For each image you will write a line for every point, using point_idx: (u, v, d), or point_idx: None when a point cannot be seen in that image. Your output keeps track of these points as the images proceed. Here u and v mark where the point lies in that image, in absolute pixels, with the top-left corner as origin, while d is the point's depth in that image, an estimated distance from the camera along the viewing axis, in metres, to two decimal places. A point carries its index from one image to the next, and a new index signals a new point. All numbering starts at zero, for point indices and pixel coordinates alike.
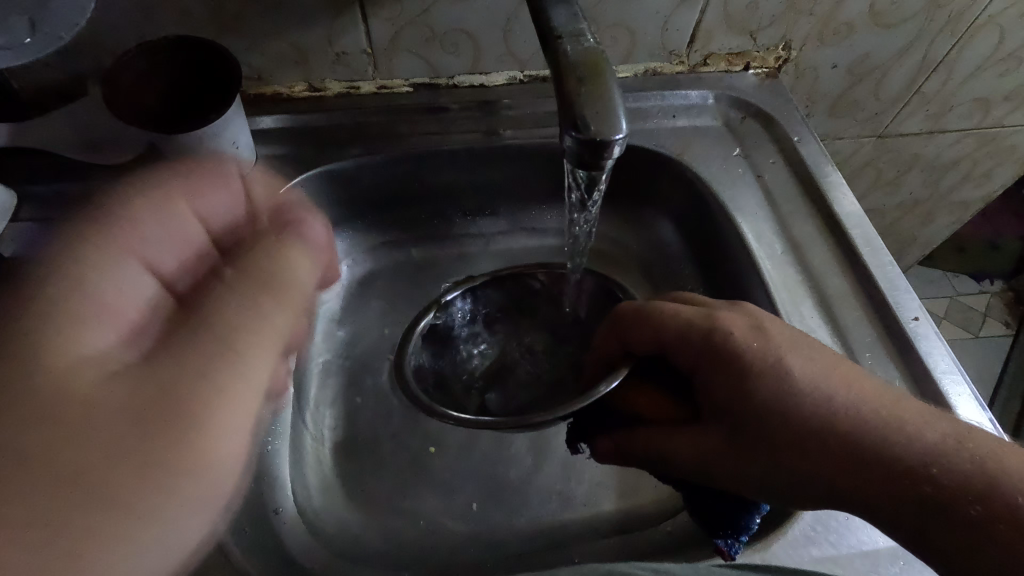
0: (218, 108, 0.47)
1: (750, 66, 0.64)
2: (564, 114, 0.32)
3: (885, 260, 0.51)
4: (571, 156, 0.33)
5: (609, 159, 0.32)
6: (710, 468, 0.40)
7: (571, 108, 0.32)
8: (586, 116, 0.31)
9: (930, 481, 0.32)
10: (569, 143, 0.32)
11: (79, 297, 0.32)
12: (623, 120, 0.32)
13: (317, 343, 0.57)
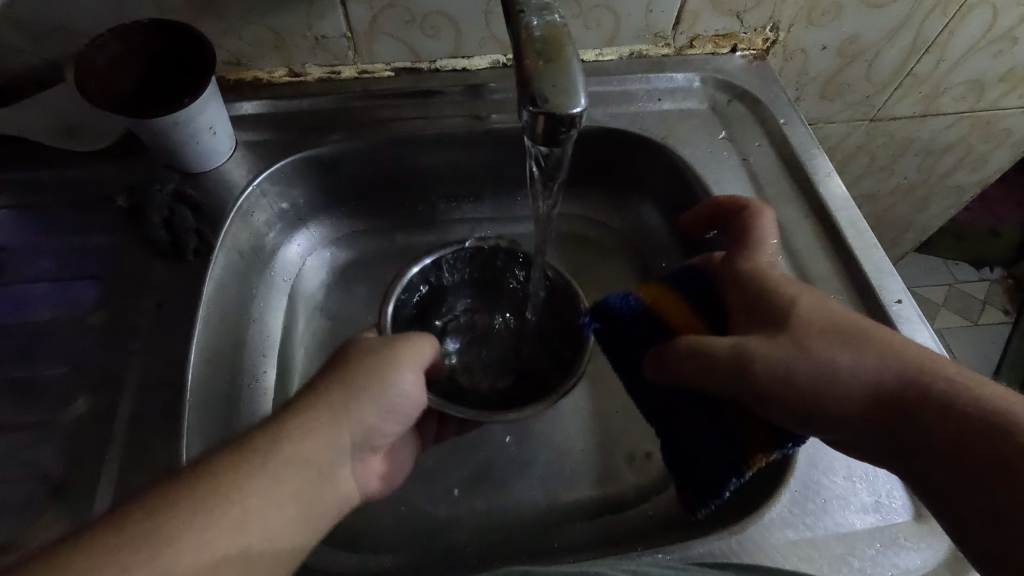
0: (192, 92, 0.46)
1: (737, 48, 0.63)
2: (522, 88, 0.32)
3: (869, 243, 0.51)
4: (531, 130, 0.32)
5: (569, 133, 0.32)
6: (758, 387, 0.37)
7: (530, 82, 0.31)
8: (543, 91, 0.31)
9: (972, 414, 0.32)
10: (527, 117, 0.31)
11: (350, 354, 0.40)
12: (582, 92, 0.31)
13: (299, 331, 0.56)
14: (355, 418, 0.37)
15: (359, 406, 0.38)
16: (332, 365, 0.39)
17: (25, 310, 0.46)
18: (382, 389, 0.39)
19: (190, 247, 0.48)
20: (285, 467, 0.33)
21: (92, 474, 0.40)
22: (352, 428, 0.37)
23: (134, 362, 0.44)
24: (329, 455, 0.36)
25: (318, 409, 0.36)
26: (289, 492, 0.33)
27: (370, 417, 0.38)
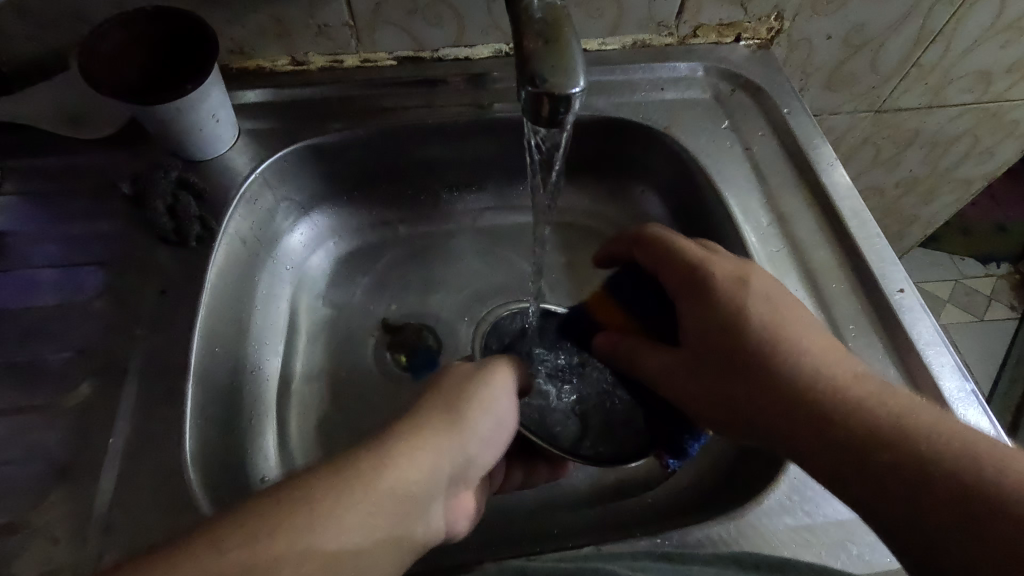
0: (195, 78, 0.46)
1: (741, 37, 0.63)
2: (522, 69, 0.32)
3: (872, 233, 0.50)
4: (530, 111, 0.32)
5: (569, 113, 0.32)
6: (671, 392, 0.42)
7: (529, 64, 0.31)
8: (543, 70, 0.31)
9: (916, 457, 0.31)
10: (527, 96, 0.31)
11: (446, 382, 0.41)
12: (580, 76, 0.31)
13: (302, 319, 0.57)
14: (445, 446, 0.37)
15: (451, 432, 0.38)
16: (429, 395, 0.40)
17: (29, 296, 0.47)
18: (472, 415, 0.39)
19: (193, 234, 0.48)
20: (380, 483, 0.33)
21: (96, 457, 0.40)
22: (449, 458, 0.37)
23: (137, 347, 0.44)
24: (418, 486, 0.35)
25: (413, 431, 0.37)
26: (372, 515, 0.32)
27: (463, 445, 0.38)
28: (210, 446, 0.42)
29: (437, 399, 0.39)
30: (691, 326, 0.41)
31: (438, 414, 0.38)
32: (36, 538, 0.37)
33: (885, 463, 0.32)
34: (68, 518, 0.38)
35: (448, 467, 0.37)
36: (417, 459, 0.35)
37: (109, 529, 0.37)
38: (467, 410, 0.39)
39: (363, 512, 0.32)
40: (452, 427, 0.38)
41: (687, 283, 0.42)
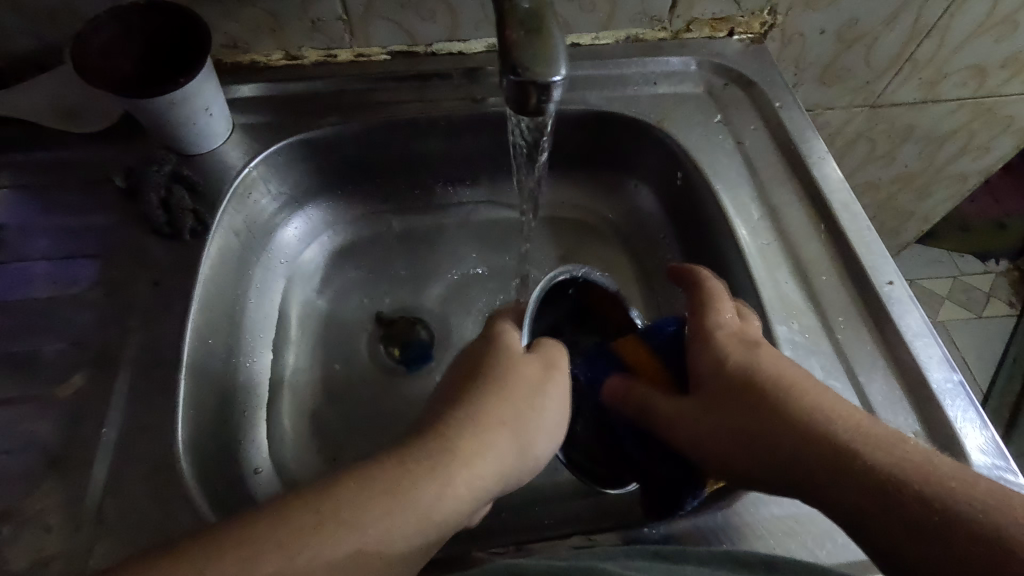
0: (186, 72, 0.46)
1: (734, 31, 0.63)
2: (504, 58, 0.32)
3: (862, 225, 0.51)
4: (512, 100, 0.33)
5: (550, 101, 0.32)
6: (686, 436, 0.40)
7: (512, 53, 0.32)
8: (523, 59, 0.31)
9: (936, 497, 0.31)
10: (508, 86, 0.32)
11: (511, 388, 0.37)
12: (562, 65, 0.32)
13: (295, 312, 0.57)
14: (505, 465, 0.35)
15: (512, 452, 0.35)
16: (488, 396, 0.37)
17: (24, 288, 0.47)
18: (533, 432, 0.37)
19: (186, 227, 0.48)
20: (439, 513, 0.32)
21: (89, 447, 0.40)
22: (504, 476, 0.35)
23: (130, 339, 0.45)
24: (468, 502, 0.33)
25: (476, 452, 0.34)
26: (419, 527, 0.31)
27: (522, 465, 0.36)
28: (202, 436, 0.42)
29: (497, 409, 0.36)
30: (704, 365, 0.41)
31: (499, 429, 0.35)
32: (28, 525, 0.38)
33: (913, 510, 0.31)
34: (60, 506, 0.38)
35: (502, 484, 0.35)
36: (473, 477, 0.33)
37: (100, 517, 0.38)
38: (528, 426, 0.37)
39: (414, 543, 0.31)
40: (514, 446, 0.35)
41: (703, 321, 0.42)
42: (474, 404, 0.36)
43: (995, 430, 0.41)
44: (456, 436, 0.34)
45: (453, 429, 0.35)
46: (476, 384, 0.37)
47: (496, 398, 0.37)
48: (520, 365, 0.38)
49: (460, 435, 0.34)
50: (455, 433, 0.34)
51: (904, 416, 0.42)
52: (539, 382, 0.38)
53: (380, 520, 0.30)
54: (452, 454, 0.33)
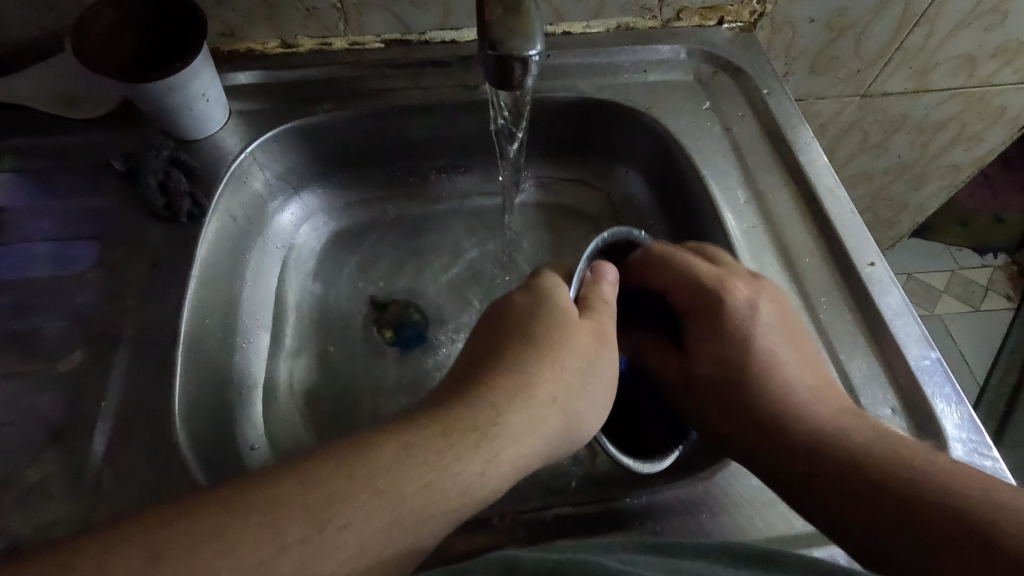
0: (183, 58, 0.47)
1: (724, 20, 0.64)
2: (481, 33, 0.35)
3: (845, 208, 0.51)
4: (489, 72, 0.35)
5: (524, 75, 0.35)
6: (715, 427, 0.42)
7: (489, 29, 0.34)
8: (499, 36, 0.34)
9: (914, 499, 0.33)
10: (485, 60, 0.35)
11: (558, 357, 0.38)
12: (538, 41, 0.35)
13: (291, 295, 0.58)
14: (538, 437, 0.35)
15: (558, 429, 0.36)
16: (534, 367, 0.37)
17: (25, 269, 0.48)
18: (580, 409, 0.38)
19: (183, 210, 0.49)
20: (482, 488, 0.32)
21: (89, 420, 0.42)
22: (539, 446, 0.35)
23: (129, 318, 0.46)
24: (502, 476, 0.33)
25: (525, 429, 0.35)
26: (430, 507, 0.31)
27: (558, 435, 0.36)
28: (199, 413, 0.44)
29: (548, 385, 0.37)
30: (703, 337, 0.43)
31: (549, 404, 0.36)
32: (30, 494, 0.39)
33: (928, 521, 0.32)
34: (63, 476, 0.40)
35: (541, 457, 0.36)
36: (513, 445, 0.34)
37: (100, 486, 0.39)
38: (576, 405, 0.38)
39: (451, 516, 0.31)
40: (562, 423, 0.37)
41: (705, 297, 0.43)
42: (520, 377, 0.36)
43: (970, 405, 0.42)
44: (501, 411, 0.35)
45: (494, 403, 0.35)
46: (528, 353, 0.37)
47: (545, 365, 0.37)
48: (576, 341, 0.39)
49: (508, 411, 0.35)
50: (503, 409, 0.35)
51: (882, 394, 0.43)
52: (591, 358, 0.39)
53: (413, 487, 0.31)
54: (502, 428, 0.34)
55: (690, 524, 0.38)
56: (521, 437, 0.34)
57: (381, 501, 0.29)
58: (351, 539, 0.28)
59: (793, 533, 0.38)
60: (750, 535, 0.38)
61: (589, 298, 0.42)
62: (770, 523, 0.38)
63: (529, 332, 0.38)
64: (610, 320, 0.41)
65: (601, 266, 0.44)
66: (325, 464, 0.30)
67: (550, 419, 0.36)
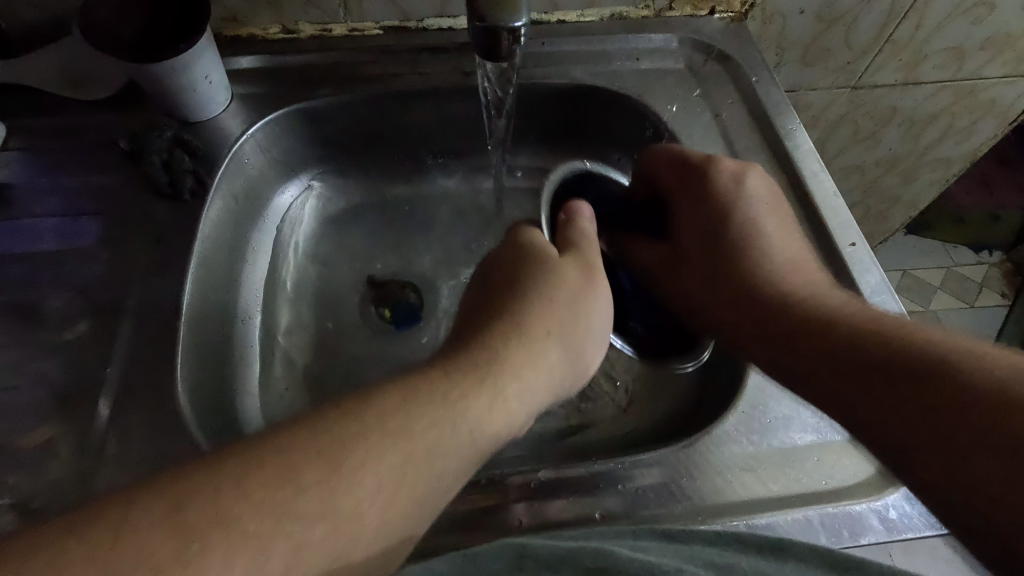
0: (187, 39, 0.49)
1: (716, 10, 0.65)
2: (470, 6, 0.38)
3: (829, 192, 0.53)
4: (477, 42, 0.39)
5: (509, 45, 0.38)
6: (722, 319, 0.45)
7: (477, 3, 0.37)
8: (485, 8, 0.37)
9: (891, 368, 0.34)
10: (473, 31, 0.38)
11: (543, 293, 0.40)
12: (523, 13, 0.37)
13: (291, 274, 0.60)
14: (529, 383, 0.37)
15: (560, 361, 0.39)
16: (524, 304, 0.39)
17: (32, 242, 0.50)
18: (578, 340, 0.40)
19: (186, 188, 0.51)
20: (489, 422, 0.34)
21: (93, 385, 0.43)
22: (540, 377, 0.37)
23: (132, 290, 0.47)
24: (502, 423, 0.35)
25: (527, 361, 0.37)
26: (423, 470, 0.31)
27: (557, 364, 0.39)
28: (198, 381, 0.45)
29: (544, 321, 0.39)
30: (691, 221, 0.47)
31: (546, 336, 0.39)
32: (36, 454, 0.41)
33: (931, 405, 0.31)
34: (69, 437, 0.41)
35: (546, 395, 0.38)
36: (519, 375, 0.36)
37: (104, 447, 0.41)
38: (573, 342, 0.40)
39: (466, 454, 0.33)
40: (562, 353, 0.39)
41: (685, 182, 0.47)
42: (518, 317, 0.39)
43: None
44: (501, 352, 0.37)
45: (476, 349, 0.36)
46: (517, 299, 0.40)
47: (534, 302, 0.40)
48: (567, 280, 0.41)
49: (510, 347, 0.37)
50: (503, 346, 0.37)
51: None
52: (580, 289, 0.42)
53: None
54: (504, 365, 0.36)
55: (672, 487, 0.40)
56: (517, 370, 0.36)
57: (393, 446, 0.30)
58: (371, 476, 0.29)
59: (769, 495, 0.39)
60: (727, 497, 0.39)
61: (567, 236, 0.44)
62: (748, 487, 0.40)
63: (517, 280, 0.41)
64: (591, 251, 0.44)
65: (574, 206, 0.46)
66: (332, 417, 0.30)
67: (546, 346, 0.38)
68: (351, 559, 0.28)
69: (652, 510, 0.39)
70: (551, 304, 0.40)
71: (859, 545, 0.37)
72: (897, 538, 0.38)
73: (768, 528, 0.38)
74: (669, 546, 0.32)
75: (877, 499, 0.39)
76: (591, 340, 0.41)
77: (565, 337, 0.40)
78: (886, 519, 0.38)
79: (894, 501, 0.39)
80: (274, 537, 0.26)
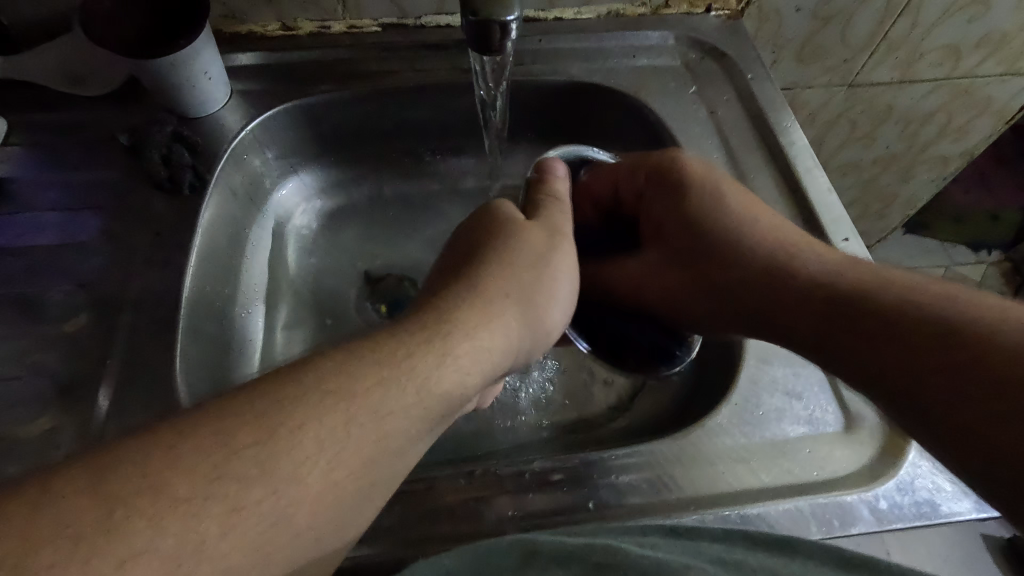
0: (187, 36, 0.49)
1: (711, 8, 0.66)
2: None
3: (823, 187, 0.54)
4: (470, 35, 0.39)
5: (501, 38, 0.39)
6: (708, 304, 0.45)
7: None
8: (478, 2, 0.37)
9: (903, 332, 0.34)
10: (466, 24, 0.39)
11: (510, 252, 0.40)
12: (515, 7, 0.38)
13: (289, 269, 0.60)
14: (486, 347, 0.35)
15: (518, 327, 0.37)
16: (487, 266, 0.39)
17: (32, 237, 0.50)
18: (540, 304, 0.40)
19: (185, 182, 0.51)
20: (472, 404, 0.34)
21: (92, 377, 0.44)
22: (493, 344, 0.36)
23: (132, 283, 0.48)
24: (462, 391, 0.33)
25: (480, 323, 0.35)
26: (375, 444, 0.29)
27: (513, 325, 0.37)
28: (197, 373, 0.46)
29: (504, 285, 0.38)
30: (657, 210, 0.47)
31: (504, 299, 0.37)
32: (36, 444, 0.41)
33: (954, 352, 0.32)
34: (68, 428, 0.42)
35: (500, 361, 0.36)
36: (472, 337, 0.34)
37: (104, 437, 0.41)
38: (533, 308, 0.39)
39: (418, 418, 0.31)
40: (523, 317, 0.38)
41: (650, 181, 0.47)
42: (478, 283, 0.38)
43: None
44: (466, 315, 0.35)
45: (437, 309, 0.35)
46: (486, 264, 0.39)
47: (499, 260, 0.39)
48: (530, 248, 0.41)
49: (467, 310, 0.36)
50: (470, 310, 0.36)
51: None
52: (545, 248, 0.41)
53: None
54: (453, 324, 0.34)
55: (664, 478, 0.40)
56: (474, 332, 0.35)
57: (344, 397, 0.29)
58: (310, 439, 0.27)
59: (760, 486, 0.40)
60: (720, 488, 0.40)
61: (537, 196, 0.45)
62: (740, 478, 0.40)
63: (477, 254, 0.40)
64: (559, 213, 0.44)
65: (547, 163, 0.47)
66: None
67: (506, 314, 0.37)
68: (296, 525, 0.27)
69: (644, 500, 0.39)
70: (513, 270, 0.39)
71: (850, 535, 0.38)
72: (887, 527, 0.38)
73: (759, 518, 0.38)
74: (675, 541, 0.33)
75: (867, 489, 0.39)
76: (551, 303, 0.40)
77: (524, 303, 0.38)
78: (876, 510, 0.38)
79: (884, 492, 0.39)
80: (207, 499, 0.24)
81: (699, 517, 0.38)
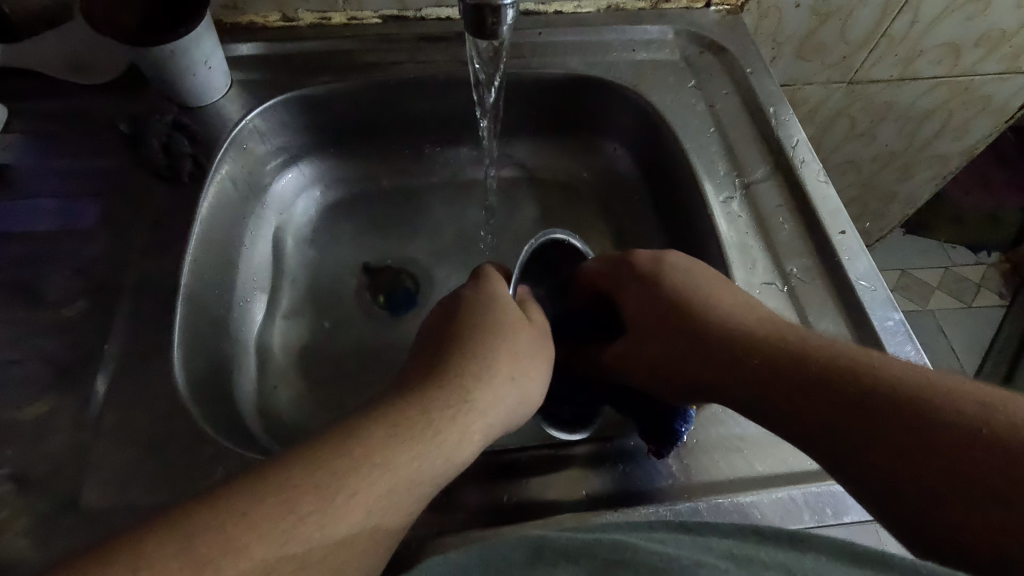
0: (188, 23, 0.50)
1: (711, 3, 0.66)
2: None
3: (820, 180, 0.54)
4: (467, 19, 0.39)
5: (498, 20, 0.39)
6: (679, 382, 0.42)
7: None
8: None
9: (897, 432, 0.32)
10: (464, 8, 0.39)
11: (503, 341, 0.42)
12: None
13: (289, 260, 0.61)
14: (487, 428, 0.38)
15: (516, 405, 0.40)
16: (484, 348, 0.41)
17: (32, 223, 0.50)
18: (533, 386, 0.42)
19: (185, 170, 0.52)
20: (459, 453, 0.35)
21: (91, 363, 0.44)
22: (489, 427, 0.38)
23: (131, 270, 0.48)
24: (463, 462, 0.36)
25: (489, 404, 0.38)
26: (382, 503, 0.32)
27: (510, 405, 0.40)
28: (195, 359, 0.46)
29: (505, 365, 0.41)
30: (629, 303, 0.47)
31: (509, 382, 0.40)
32: (34, 428, 0.41)
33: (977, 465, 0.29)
34: (67, 411, 0.42)
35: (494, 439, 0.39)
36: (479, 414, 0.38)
37: (101, 422, 0.41)
38: (529, 388, 0.42)
39: (429, 470, 0.34)
40: (518, 396, 0.40)
41: (614, 274, 0.49)
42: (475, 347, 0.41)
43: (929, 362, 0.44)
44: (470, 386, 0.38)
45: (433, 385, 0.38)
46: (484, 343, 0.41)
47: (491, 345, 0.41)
48: (522, 325, 0.44)
49: (475, 388, 0.38)
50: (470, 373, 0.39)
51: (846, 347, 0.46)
52: (538, 337, 0.45)
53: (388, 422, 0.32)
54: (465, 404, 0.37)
55: (659, 466, 0.40)
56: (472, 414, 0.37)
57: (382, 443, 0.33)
58: (354, 503, 0.31)
59: (754, 474, 0.40)
60: (714, 476, 0.40)
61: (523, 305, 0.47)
62: (733, 466, 0.40)
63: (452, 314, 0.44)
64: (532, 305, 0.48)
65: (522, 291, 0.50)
66: None
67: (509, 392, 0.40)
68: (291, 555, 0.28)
69: (638, 488, 0.40)
70: (507, 351, 0.41)
71: (843, 523, 0.38)
72: None
73: (752, 506, 0.38)
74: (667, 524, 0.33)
75: None
76: (532, 383, 0.42)
77: (520, 376, 0.41)
78: None
79: None
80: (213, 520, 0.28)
81: (693, 505, 0.38)
